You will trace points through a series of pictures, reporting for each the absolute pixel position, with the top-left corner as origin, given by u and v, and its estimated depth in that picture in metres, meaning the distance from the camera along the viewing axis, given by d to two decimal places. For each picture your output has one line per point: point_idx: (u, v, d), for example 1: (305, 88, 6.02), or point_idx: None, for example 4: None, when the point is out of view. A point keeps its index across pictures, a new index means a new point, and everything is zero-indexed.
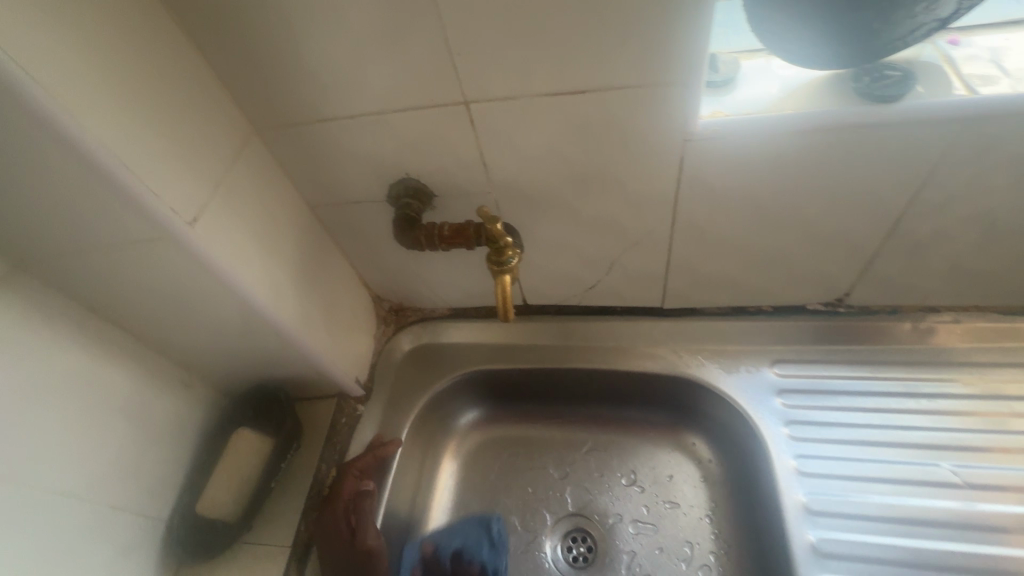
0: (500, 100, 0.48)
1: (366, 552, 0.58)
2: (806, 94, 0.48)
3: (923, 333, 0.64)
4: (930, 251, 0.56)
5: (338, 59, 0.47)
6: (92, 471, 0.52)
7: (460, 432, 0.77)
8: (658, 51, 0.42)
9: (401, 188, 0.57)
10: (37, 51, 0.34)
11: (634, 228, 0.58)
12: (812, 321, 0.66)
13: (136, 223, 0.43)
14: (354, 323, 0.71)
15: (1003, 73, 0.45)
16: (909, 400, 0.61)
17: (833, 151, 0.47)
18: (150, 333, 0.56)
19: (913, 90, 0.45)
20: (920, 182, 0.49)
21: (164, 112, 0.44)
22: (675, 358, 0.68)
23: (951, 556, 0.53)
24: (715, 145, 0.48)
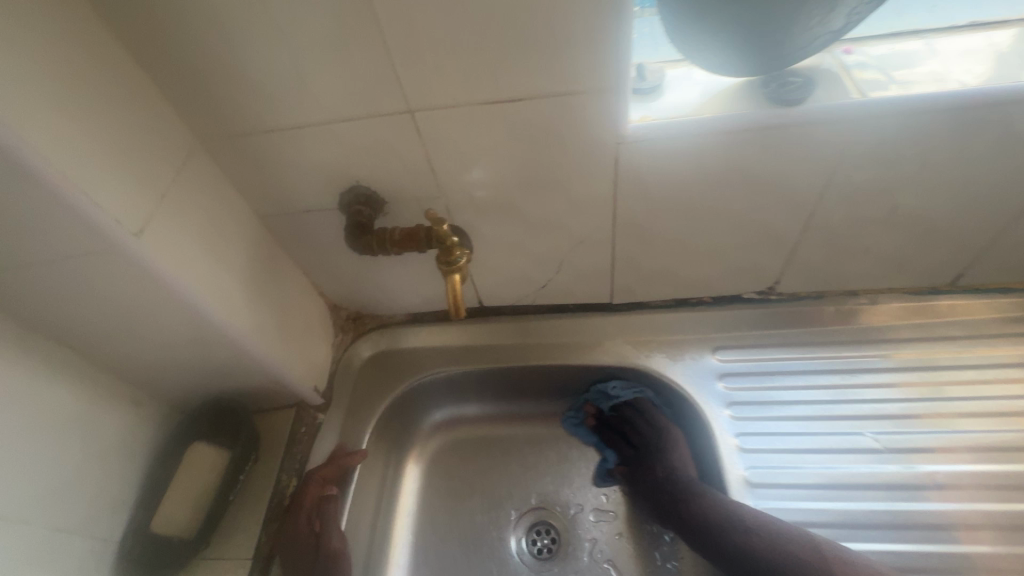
0: (444, 109, 0.50)
1: (330, 554, 0.60)
2: (724, 100, 0.52)
3: (846, 315, 0.70)
4: (844, 238, 0.62)
5: (284, 69, 0.48)
6: (35, 493, 0.51)
7: (423, 435, 0.78)
8: (587, 60, 0.46)
9: (352, 196, 0.59)
10: None
11: (579, 227, 0.62)
12: (746, 309, 0.71)
13: (78, 235, 0.43)
14: (311, 332, 0.71)
15: (889, 78, 0.51)
16: (835, 376, 0.67)
17: (751, 149, 0.52)
18: (95, 350, 0.55)
19: (812, 94, 0.50)
20: (828, 176, 0.54)
21: (105, 124, 0.44)
22: (626, 350, 0.72)
23: (878, 514, 0.58)
24: (646, 147, 0.52)
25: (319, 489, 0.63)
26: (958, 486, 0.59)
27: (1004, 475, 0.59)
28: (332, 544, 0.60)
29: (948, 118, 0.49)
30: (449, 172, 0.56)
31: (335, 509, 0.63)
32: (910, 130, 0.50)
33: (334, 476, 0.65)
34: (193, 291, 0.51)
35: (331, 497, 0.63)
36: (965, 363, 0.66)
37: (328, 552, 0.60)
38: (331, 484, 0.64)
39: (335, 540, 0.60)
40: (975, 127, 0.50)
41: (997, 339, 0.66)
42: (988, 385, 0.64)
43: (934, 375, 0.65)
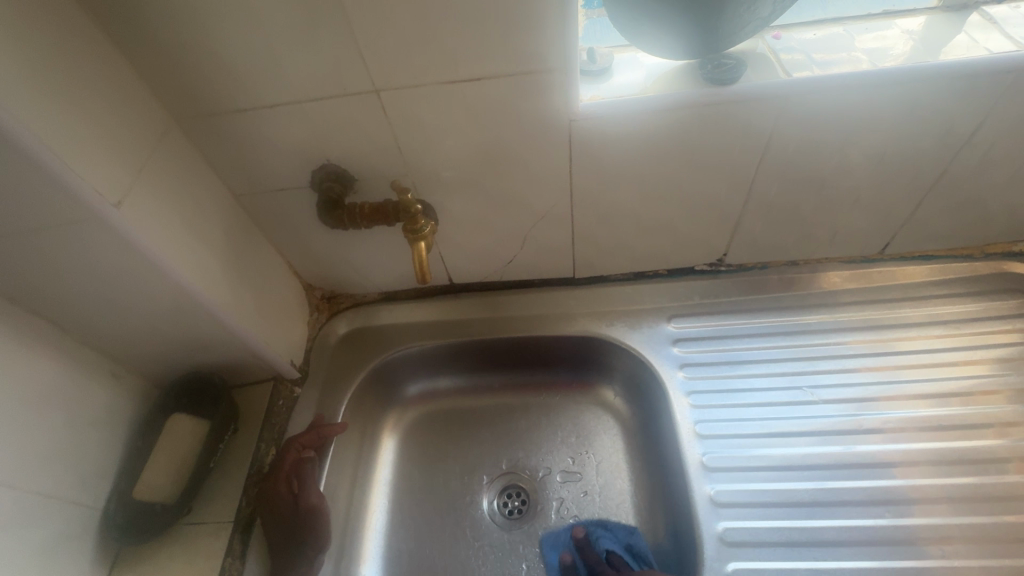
0: (408, 89, 0.54)
1: (307, 511, 0.62)
2: (668, 81, 0.57)
3: (788, 283, 0.76)
4: (782, 210, 0.67)
5: (255, 50, 0.51)
6: (19, 459, 0.53)
7: (397, 408, 0.81)
8: (539, 42, 0.50)
9: (323, 174, 0.62)
10: None
11: (539, 202, 0.66)
12: (698, 280, 0.77)
13: (60, 204, 0.45)
14: (286, 310, 0.74)
15: (813, 60, 0.56)
16: (778, 339, 0.73)
17: (692, 126, 0.57)
18: (76, 324, 0.57)
19: (744, 74, 0.55)
20: (763, 151, 0.60)
21: (83, 100, 0.46)
22: (589, 321, 0.77)
23: (814, 458, 0.64)
24: (597, 124, 0.56)
25: (297, 453, 0.66)
26: (884, 431, 0.65)
27: (925, 420, 0.66)
28: (308, 501, 0.62)
29: (864, 95, 0.55)
30: (415, 151, 0.60)
31: (313, 470, 0.66)
32: (831, 107, 0.56)
33: (311, 442, 0.68)
34: (171, 263, 0.53)
35: (308, 460, 0.66)
36: (893, 323, 0.72)
37: (305, 509, 0.62)
38: (309, 449, 0.67)
39: (311, 497, 0.63)
40: (887, 104, 0.55)
41: (921, 300, 0.73)
42: (913, 341, 0.71)
43: (866, 335, 0.72)
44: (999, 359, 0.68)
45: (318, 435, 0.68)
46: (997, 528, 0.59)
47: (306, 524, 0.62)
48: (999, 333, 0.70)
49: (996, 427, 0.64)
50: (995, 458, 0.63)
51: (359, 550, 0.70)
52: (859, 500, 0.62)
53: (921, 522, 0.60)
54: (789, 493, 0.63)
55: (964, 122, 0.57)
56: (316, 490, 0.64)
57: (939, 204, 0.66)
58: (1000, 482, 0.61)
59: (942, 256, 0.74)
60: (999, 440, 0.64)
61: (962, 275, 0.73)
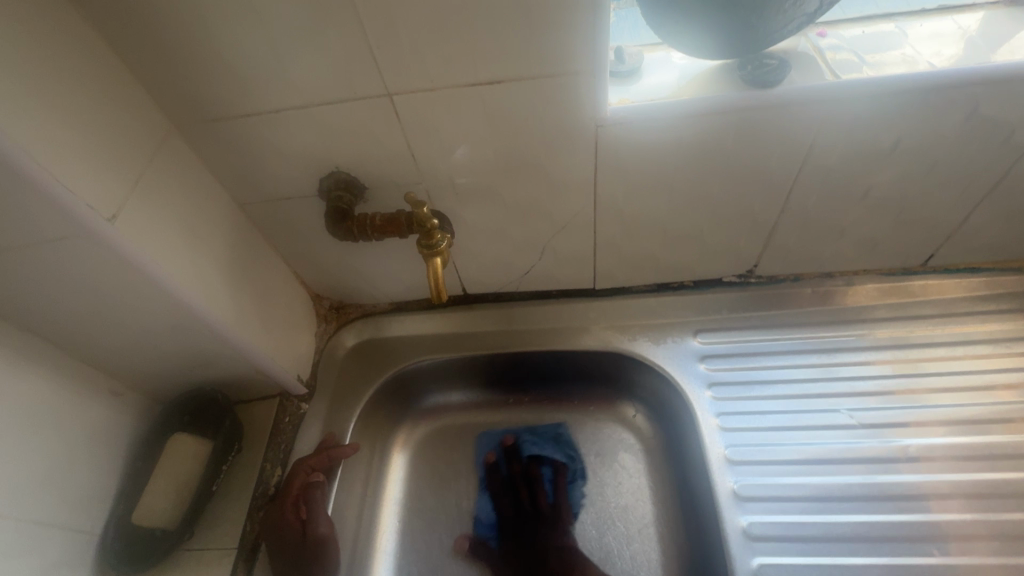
0: (424, 92, 0.50)
1: (316, 539, 0.59)
2: (702, 83, 0.53)
3: (823, 296, 0.71)
4: (820, 221, 0.63)
5: (260, 50, 0.47)
6: (10, 486, 0.50)
7: (408, 423, 0.78)
8: (566, 41, 0.46)
9: (332, 182, 0.58)
10: None
11: (561, 212, 0.62)
12: (726, 292, 0.73)
13: (50, 218, 0.42)
14: (293, 322, 0.71)
15: (862, 61, 0.52)
16: (812, 356, 0.68)
17: (728, 131, 0.53)
18: (71, 341, 0.54)
19: (787, 76, 0.51)
20: (803, 159, 0.56)
21: (74, 106, 0.43)
22: (610, 335, 0.73)
23: (854, 487, 0.60)
24: (626, 130, 0.52)
25: (307, 475, 0.63)
26: (929, 458, 0.61)
27: (974, 447, 0.61)
28: (317, 530, 0.60)
29: (919, 99, 0.50)
30: (430, 157, 0.56)
31: (322, 495, 0.62)
32: (881, 111, 0.51)
33: (323, 463, 0.64)
34: (171, 279, 0.50)
35: (318, 483, 0.63)
36: (937, 340, 0.67)
37: (314, 537, 0.59)
38: (319, 470, 0.64)
39: (320, 526, 0.60)
40: (944, 108, 0.51)
41: (968, 316, 0.68)
42: (959, 361, 0.66)
43: (908, 353, 0.67)
44: None
45: (329, 457, 0.65)
46: None
47: (315, 552, 0.59)
48: None
49: None
50: None
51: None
52: (903, 534, 0.58)
53: (972, 560, 0.56)
54: (828, 525, 0.58)
55: None
56: (326, 518, 0.61)
57: (991, 214, 0.61)
58: None
59: (990, 269, 0.69)
60: None
61: (1011, 289, 0.68)
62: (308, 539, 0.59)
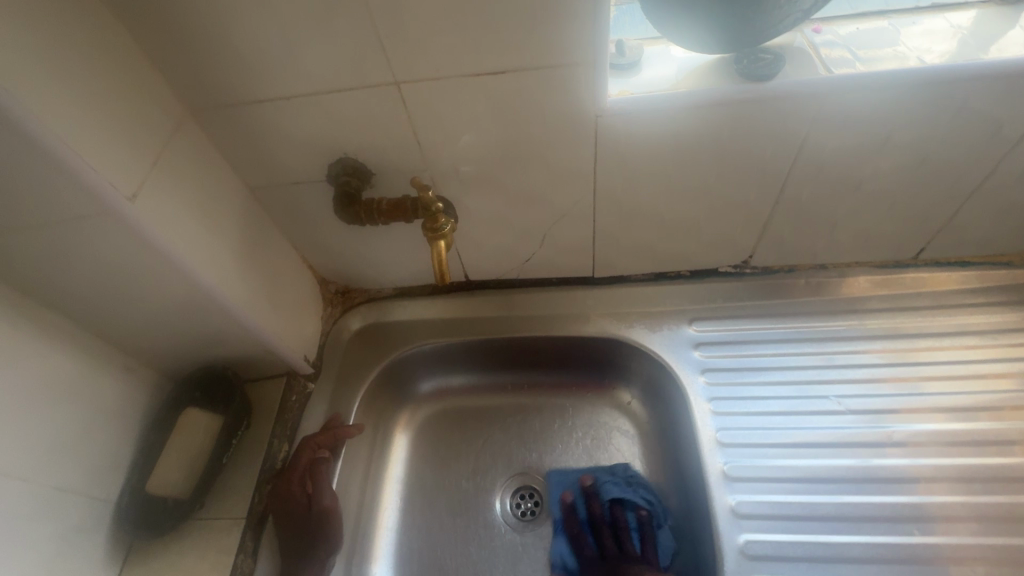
0: (429, 82, 0.52)
1: (321, 513, 0.62)
2: (700, 76, 0.55)
3: (816, 287, 0.73)
4: (813, 213, 0.65)
5: (273, 39, 0.49)
6: (32, 452, 0.52)
7: (411, 405, 0.80)
8: (567, 34, 0.48)
9: (340, 168, 0.60)
10: None
11: (561, 200, 0.64)
12: (721, 282, 0.75)
13: (74, 197, 0.44)
14: (300, 304, 0.73)
15: (855, 56, 0.53)
16: (803, 344, 0.71)
17: (724, 123, 0.54)
18: (90, 317, 0.56)
19: (782, 70, 0.53)
20: (797, 151, 0.57)
21: (98, 91, 0.45)
22: (608, 322, 0.75)
23: (840, 470, 0.62)
24: (624, 121, 0.54)
25: (314, 452, 0.65)
26: (914, 444, 0.63)
27: (958, 434, 0.63)
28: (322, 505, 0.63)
29: (909, 95, 0.52)
30: (435, 145, 0.58)
31: (328, 471, 0.65)
32: (872, 106, 0.53)
33: (329, 441, 0.67)
34: (185, 258, 0.52)
35: (325, 460, 0.65)
36: (926, 331, 0.69)
37: (318, 511, 0.62)
38: (326, 448, 0.66)
39: (325, 500, 0.63)
40: (934, 103, 0.52)
41: (956, 308, 0.70)
42: (946, 351, 0.68)
43: (897, 343, 0.69)
44: None
45: (335, 437, 0.67)
46: None
47: (319, 525, 0.62)
48: None
49: None
50: None
51: (371, 548, 0.70)
52: (886, 516, 0.60)
53: (951, 541, 0.58)
54: (814, 507, 0.61)
55: (1014, 123, 0.54)
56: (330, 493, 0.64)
57: (980, 209, 0.63)
58: None
59: (979, 263, 0.71)
60: None
61: (1000, 282, 0.70)
62: (313, 512, 0.62)
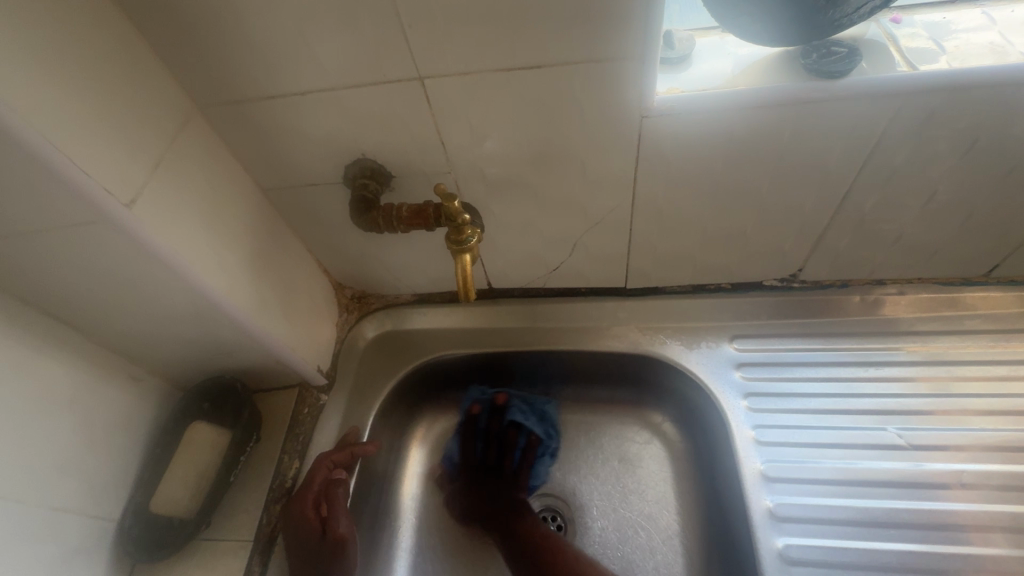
0: (457, 77, 0.47)
1: (336, 541, 0.58)
2: (760, 72, 0.48)
3: (872, 305, 0.67)
4: (877, 224, 0.58)
5: (286, 29, 0.45)
6: (29, 471, 0.49)
7: (427, 418, 0.76)
8: (613, 25, 0.42)
9: (358, 169, 0.55)
10: None
11: (596, 207, 0.58)
12: (767, 297, 0.68)
13: (68, 204, 0.40)
14: (314, 311, 0.69)
15: (942, 50, 0.47)
16: (857, 368, 0.64)
17: (786, 125, 0.48)
18: (92, 326, 0.53)
19: (856, 66, 0.46)
20: (867, 157, 0.51)
21: (95, 86, 0.41)
22: (640, 336, 0.69)
23: (898, 512, 0.57)
24: (672, 122, 0.48)
25: (330, 472, 0.61)
26: (983, 485, 0.57)
27: None
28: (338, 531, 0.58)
29: (1005, 96, 0.45)
30: (460, 146, 0.53)
31: (343, 494, 0.61)
32: (960, 108, 0.46)
33: (345, 462, 0.63)
34: (189, 268, 0.48)
35: (340, 482, 0.61)
36: (996, 358, 0.63)
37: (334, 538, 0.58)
38: (341, 470, 0.62)
39: (340, 526, 0.59)
40: None
41: None
42: (1021, 382, 0.61)
43: (964, 370, 0.63)
44: None
45: (350, 457, 0.63)
46: None
47: (334, 554, 0.57)
48: None
49: None
50: None
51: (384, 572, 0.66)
52: (952, 566, 0.54)
53: None
54: (871, 553, 0.55)
55: None
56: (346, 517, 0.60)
57: None
58: None
59: None
60: None
61: None
62: (327, 539, 0.57)
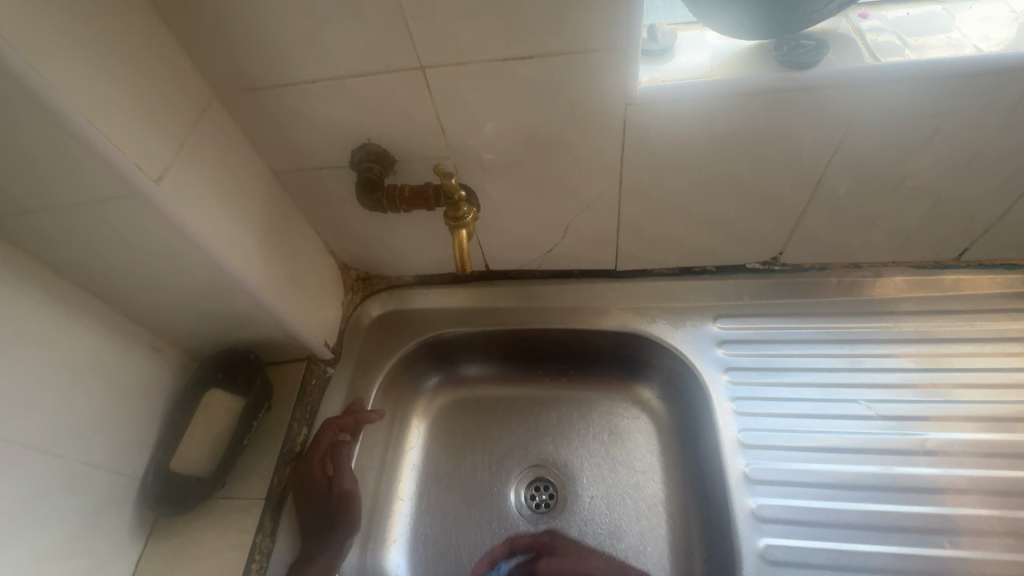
0: (456, 67, 0.51)
1: (341, 496, 0.63)
2: (736, 63, 0.52)
3: (848, 287, 0.70)
4: (850, 208, 0.62)
5: (299, 22, 0.49)
6: (61, 427, 0.54)
7: (428, 393, 0.80)
8: (598, 18, 0.46)
9: (363, 154, 0.60)
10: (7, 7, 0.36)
11: (586, 191, 0.62)
12: (749, 279, 0.72)
13: (102, 178, 0.44)
14: (321, 290, 0.73)
15: (904, 43, 0.50)
16: (832, 346, 0.68)
17: (760, 113, 0.52)
18: (119, 296, 0.57)
19: (824, 58, 0.50)
20: (837, 144, 0.55)
21: (126, 72, 0.45)
22: (629, 316, 0.73)
23: (867, 477, 0.60)
24: (655, 109, 0.52)
25: (337, 435, 0.66)
26: (947, 453, 0.61)
27: (995, 445, 0.60)
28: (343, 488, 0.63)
29: (963, 86, 0.49)
30: (459, 132, 0.57)
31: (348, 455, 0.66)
32: (921, 97, 0.50)
33: (350, 427, 0.67)
34: (209, 241, 0.53)
35: (346, 444, 0.66)
36: (964, 336, 0.66)
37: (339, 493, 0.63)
38: (348, 434, 0.67)
39: (344, 483, 0.64)
40: (988, 95, 0.49)
41: (999, 312, 0.67)
42: (987, 358, 0.65)
43: (933, 347, 0.66)
44: None
45: (355, 422, 0.68)
46: None
47: (339, 508, 0.63)
48: None
49: None
50: None
51: (385, 533, 0.70)
52: (916, 526, 0.58)
53: (984, 556, 0.56)
54: (841, 513, 0.59)
55: None
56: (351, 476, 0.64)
57: None
58: None
59: None
60: None
61: None
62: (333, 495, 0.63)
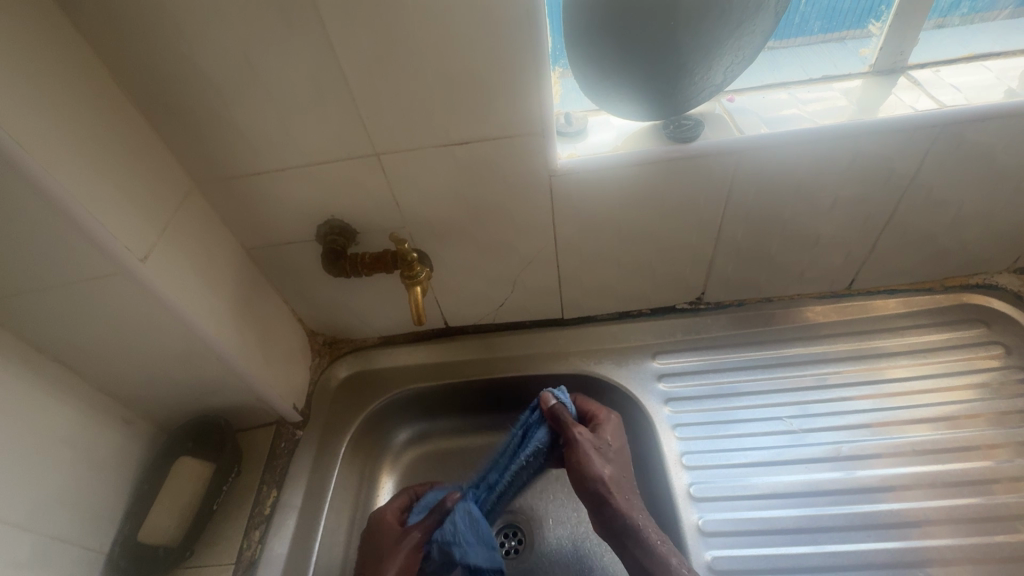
0: (406, 152, 0.60)
1: (597, 484, 0.64)
2: (637, 140, 0.64)
3: (763, 319, 0.80)
4: (751, 250, 0.73)
5: (271, 123, 0.58)
6: (32, 500, 0.55)
7: (395, 450, 0.83)
8: (520, 111, 0.57)
9: (328, 228, 0.67)
10: (28, 127, 0.44)
11: (527, 249, 0.71)
12: (680, 318, 0.82)
13: (95, 259, 0.50)
14: (291, 355, 0.78)
15: (762, 121, 0.64)
16: (756, 372, 0.77)
17: (659, 178, 0.63)
18: (96, 370, 0.61)
19: (702, 133, 0.63)
20: (727, 199, 0.66)
21: (119, 170, 0.52)
22: (578, 359, 0.80)
23: (796, 485, 0.67)
24: (576, 178, 0.63)
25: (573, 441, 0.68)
26: (860, 457, 0.69)
27: (900, 445, 0.69)
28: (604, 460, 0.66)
29: (815, 150, 0.61)
30: (412, 205, 0.66)
31: (615, 429, 0.69)
32: (787, 160, 0.62)
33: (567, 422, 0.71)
34: (187, 311, 0.58)
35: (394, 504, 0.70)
36: (864, 354, 0.76)
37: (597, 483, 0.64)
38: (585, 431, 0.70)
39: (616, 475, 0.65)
40: (836, 156, 0.62)
41: (890, 330, 0.78)
42: (886, 371, 0.75)
43: (840, 367, 0.76)
44: (972, 385, 0.72)
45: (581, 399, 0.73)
46: (977, 549, 0.61)
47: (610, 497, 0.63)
48: (968, 360, 0.74)
49: (970, 450, 0.68)
50: (970, 480, 0.66)
51: None
52: (841, 525, 0.64)
53: (902, 545, 0.62)
54: (774, 521, 0.65)
55: (905, 170, 0.64)
56: (611, 458, 0.66)
57: (892, 241, 0.72)
58: (977, 504, 0.64)
59: (905, 290, 0.79)
60: (973, 463, 0.67)
61: (925, 306, 0.78)
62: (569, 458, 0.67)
